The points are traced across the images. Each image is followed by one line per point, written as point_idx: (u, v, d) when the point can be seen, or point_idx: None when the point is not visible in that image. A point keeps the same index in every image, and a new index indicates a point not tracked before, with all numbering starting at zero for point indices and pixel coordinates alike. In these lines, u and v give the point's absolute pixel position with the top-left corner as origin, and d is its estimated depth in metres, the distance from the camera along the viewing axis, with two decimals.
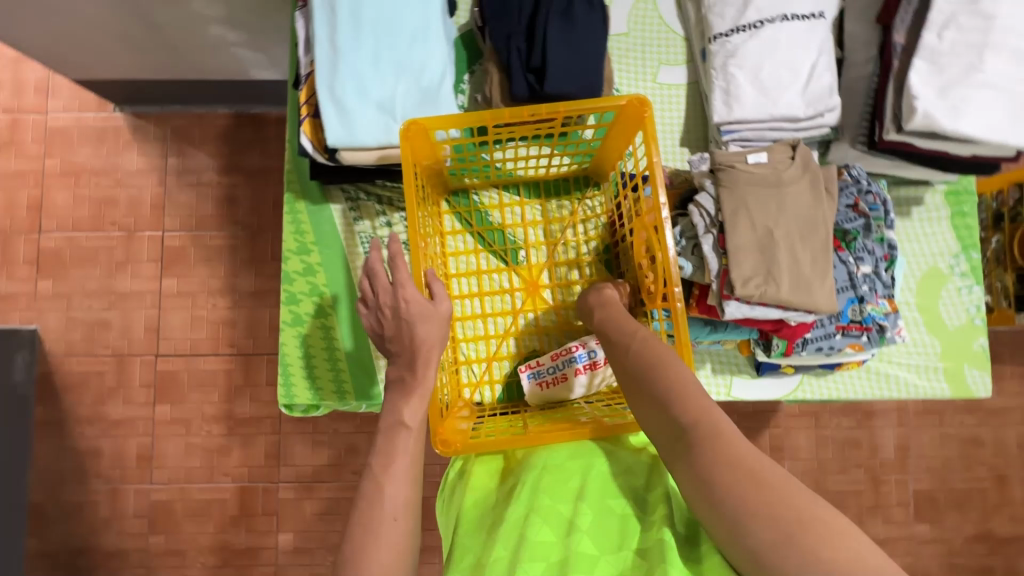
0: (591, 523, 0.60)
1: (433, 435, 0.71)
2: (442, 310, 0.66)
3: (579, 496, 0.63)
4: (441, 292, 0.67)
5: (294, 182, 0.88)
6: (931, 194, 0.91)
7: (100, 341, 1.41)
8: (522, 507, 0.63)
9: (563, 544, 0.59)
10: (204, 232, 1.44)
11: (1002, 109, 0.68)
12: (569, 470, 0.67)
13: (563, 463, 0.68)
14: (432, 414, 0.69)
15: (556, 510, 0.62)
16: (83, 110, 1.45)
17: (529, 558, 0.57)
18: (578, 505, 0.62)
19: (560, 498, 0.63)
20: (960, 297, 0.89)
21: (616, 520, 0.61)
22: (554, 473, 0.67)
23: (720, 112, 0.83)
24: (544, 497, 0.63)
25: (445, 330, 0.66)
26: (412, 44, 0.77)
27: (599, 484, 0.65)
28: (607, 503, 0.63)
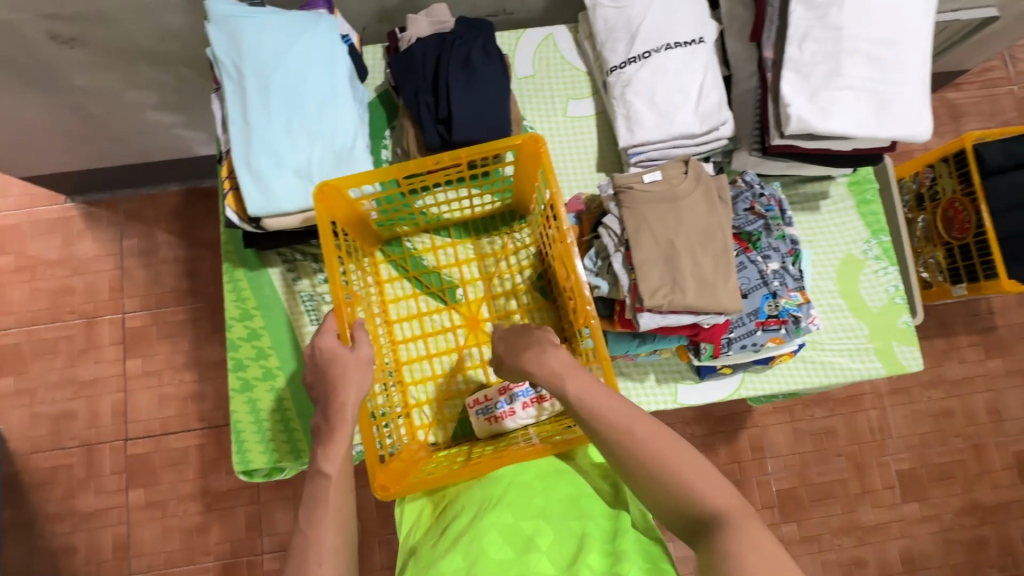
0: (552, 541, 0.61)
1: (370, 482, 0.69)
2: (361, 355, 0.69)
3: (542, 514, 0.64)
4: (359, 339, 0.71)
5: (231, 251, 0.91)
6: (835, 187, 0.97)
7: (66, 433, 1.39)
8: (484, 520, 0.64)
9: (520, 564, 0.59)
10: (165, 309, 1.44)
11: (867, 106, 0.74)
12: (535, 489, 0.68)
13: (529, 480, 0.70)
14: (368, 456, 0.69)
15: (517, 527, 0.63)
16: (35, 205, 1.47)
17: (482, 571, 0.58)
18: (539, 522, 0.63)
19: (522, 515, 0.64)
20: (878, 279, 0.95)
21: (575, 539, 0.61)
22: (519, 489, 0.68)
23: (625, 137, 0.88)
24: (507, 513, 0.64)
25: (369, 373, 0.69)
26: (322, 111, 0.82)
27: (563, 503, 0.66)
28: (569, 522, 0.63)
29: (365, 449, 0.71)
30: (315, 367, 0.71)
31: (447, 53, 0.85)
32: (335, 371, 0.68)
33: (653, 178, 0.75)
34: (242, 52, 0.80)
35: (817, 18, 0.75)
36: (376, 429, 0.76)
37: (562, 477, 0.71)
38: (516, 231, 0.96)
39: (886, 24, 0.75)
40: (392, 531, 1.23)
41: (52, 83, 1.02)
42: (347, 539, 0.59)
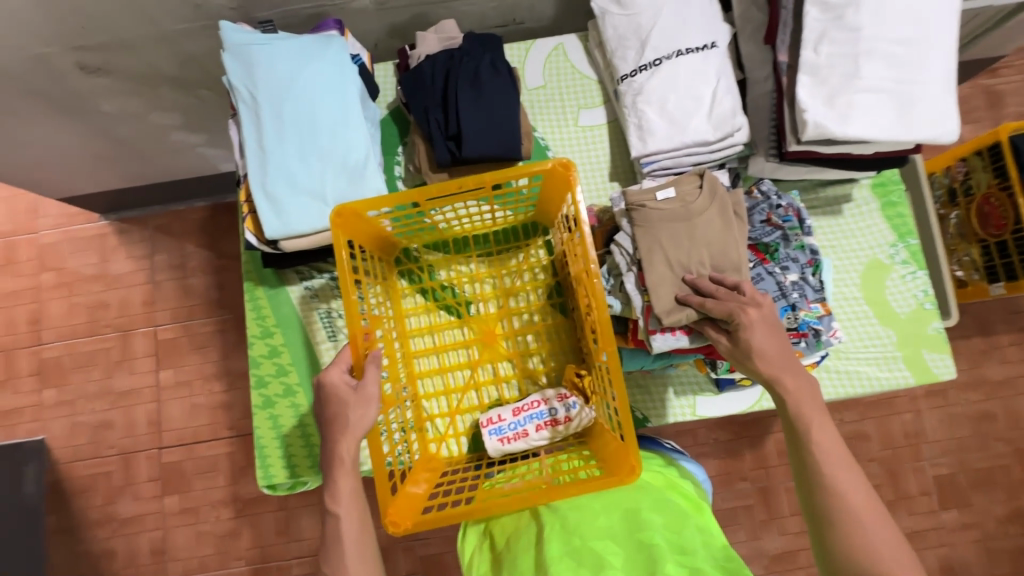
0: (624, 559, 0.65)
1: (382, 517, 0.67)
2: (367, 392, 0.70)
3: (609, 535, 0.68)
4: (366, 378, 0.71)
5: (251, 270, 0.93)
6: (858, 189, 0.93)
7: (105, 442, 1.45)
8: (551, 544, 0.67)
9: None
10: (194, 321, 1.49)
11: (888, 109, 0.72)
12: (596, 509, 0.72)
13: (591, 503, 0.73)
14: (379, 491, 0.68)
15: (588, 548, 0.66)
16: (71, 223, 1.54)
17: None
18: (605, 541, 0.67)
19: (590, 535, 0.68)
20: (906, 284, 0.91)
21: (644, 552, 0.64)
22: (581, 512, 0.72)
23: (637, 146, 0.87)
24: (567, 534, 0.68)
25: (376, 408, 0.70)
26: (335, 134, 0.84)
27: (626, 523, 0.70)
28: (634, 537, 0.67)
29: (376, 475, 0.70)
30: (319, 399, 0.72)
31: (456, 70, 0.85)
32: (336, 408, 0.70)
33: (666, 196, 0.74)
34: (255, 80, 0.82)
35: (833, 20, 0.73)
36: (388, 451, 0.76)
37: (619, 496, 0.74)
38: (535, 246, 0.94)
39: (907, 23, 0.72)
40: (416, 538, 1.25)
41: (81, 110, 1.06)
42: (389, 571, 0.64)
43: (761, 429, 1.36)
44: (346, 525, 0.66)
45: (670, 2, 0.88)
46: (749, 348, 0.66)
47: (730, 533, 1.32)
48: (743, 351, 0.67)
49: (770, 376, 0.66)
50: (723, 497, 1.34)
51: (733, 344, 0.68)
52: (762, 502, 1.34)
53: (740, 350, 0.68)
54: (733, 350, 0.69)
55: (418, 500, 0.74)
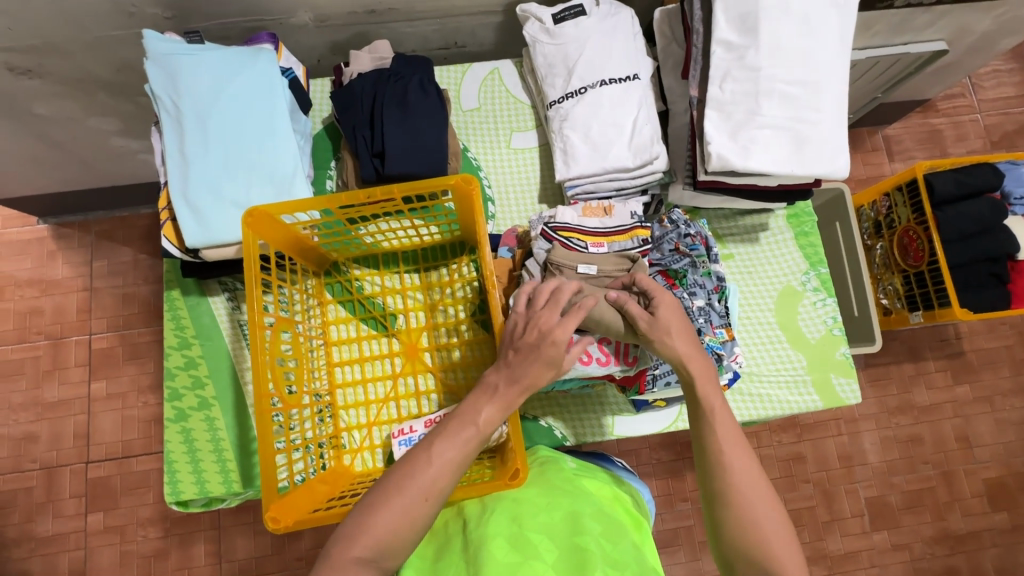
0: (558, 557, 0.58)
1: (262, 512, 0.67)
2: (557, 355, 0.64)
3: (545, 532, 0.61)
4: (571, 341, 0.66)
5: (172, 279, 0.92)
6: (775, 220, 0.98)
7: (27, 456, 1.38)
8: (489, 531, 0.62)
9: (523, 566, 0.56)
10: (132, 330, 1.44)
11: (786, 144, 0.76)
12: (539, 504, 0.66)
13: (533, 499, 0.67)
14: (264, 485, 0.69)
15: (524, 537, 0.60)
16: (7, 225, 1.49)
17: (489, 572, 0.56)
18: (545, 535, 0.61)
19: (528, 526, 0.62)
20: (817, 311, 0.95)
21: (577, 555, 0.57)
22: (523, 505, 0.66)
23: (561, 170, 0.90)
24: (507, 522, 0.63)
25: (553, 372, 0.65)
26: (261, 143, 0.82)
27: (567, 521, 0.62)
28: (570, 538, 0.60)
29: (264, 482, 0.70)
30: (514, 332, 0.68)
31: (384, 90, 0.87)
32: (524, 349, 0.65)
33: (587, 271, 0.76)
34: (179, 88, 0.80)
35: (736, 59, 0.77)
36: (286, 459, 0.75)
37: (567, 495, 0.67)
38: (464, 262, 0.95)
39: (803, 65, 0.77)
40: None
41: (13, 112, 1.03)
42: (455, 479, 0.59)
43: None
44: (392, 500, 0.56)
45: (595, 34, 0.91)
46: (666, 321, 0.68)
47: (670, 554, 1.32)
48: (658, 325, 0.68)
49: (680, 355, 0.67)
50: (665, 518, 1.34)
51: (651, 318, 0.68)
52: (702, 523, 1.34)
53: (658, 325, 0.68)
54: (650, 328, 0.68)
55: (316, 499, 0.74)
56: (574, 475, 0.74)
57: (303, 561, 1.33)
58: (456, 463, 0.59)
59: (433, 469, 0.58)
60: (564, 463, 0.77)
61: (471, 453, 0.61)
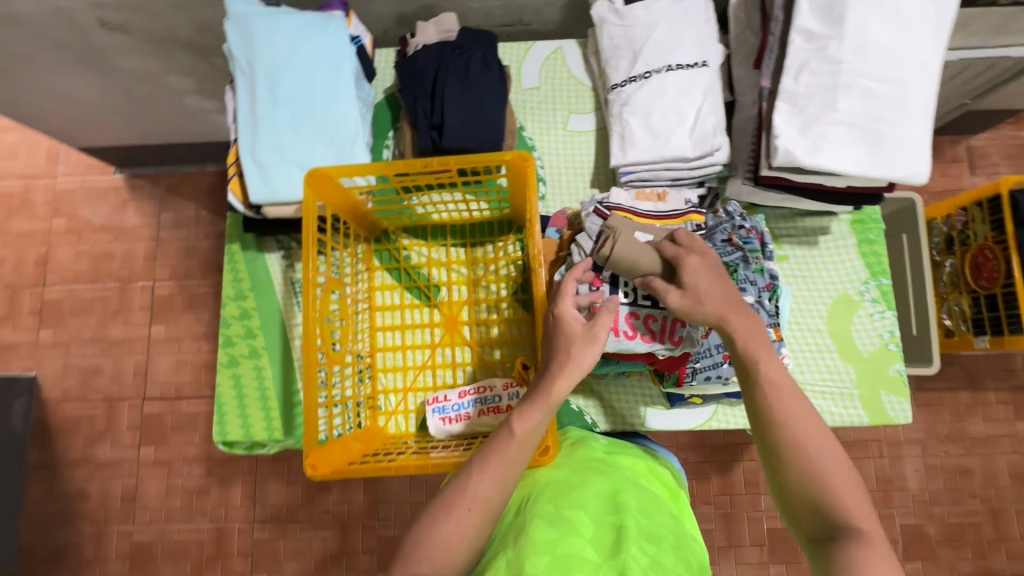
0: (594, 532, 0.60)
1: (302, 459, 0.70)
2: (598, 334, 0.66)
3: (581, 507, 0.63)
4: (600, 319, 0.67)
5: (233, 233, 0.96)
6: (837, 224, 0.93)
7: (92, 387, 1.50)
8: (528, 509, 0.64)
9: (561, 544, 0.58)
10: (191, 281, 1.53)
11: (861, 144, 0.73)
12: (575, 483, 0.67)
13: (566, 477, 0.69)
14: (305, 435, 0.72)
15: (560, 515, 0.62)
16: (88, 173, 1.60)
17: (530, 550, 0.57)
18: (581, 512, 0.63)
19: (564, 504, 0.63)
20: (873, 323, 0.90)
21: (614, 532, 0.59)
22: (558, 487, 0.67)
23: (616, 155, 0.88)
24: (544, 501, 0.65)
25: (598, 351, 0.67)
26: (326, 108, 0.84)
27: (602, 499, 0.65)
28: (607, 516, 0.62)
29: (306, 431, 0.74)
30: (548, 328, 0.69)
31: (447, 63, 0.87)
32: (559, 345, 0.66)
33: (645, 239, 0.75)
34: (254, 49, 0.83)
35: (816, 50, 0.73)
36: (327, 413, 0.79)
37: (599, 475, 0.69)
38: (510, 241, 0.96)
39: (888, 61, 0.72)
40: (376, 519, 1.38)
41: (101, 65, 1.09)
42: (500, 491, 0.60)
43: (730, 455, 1.33)
44: (443, 513, 0.59)
45: (666, 18, 0.88)
46: (697, 288, 0.67)
47: None
48: (693, 293, 0.67)
49: (720, 315, 0.66)
50: None
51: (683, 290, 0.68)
52: (724, 528, 1.31)
53: (689, 295, 0.67)
54: (683, 297, 0.67)
55: (351, 454, 0.78)
56: (605, 452, 0.76)
57: (330, 514, 1.40)
58: (501, 477, 0.61)
59: (473, 486, 0.60)
60: (595, 442, 0.78)
61: (514, 461, 0.62)
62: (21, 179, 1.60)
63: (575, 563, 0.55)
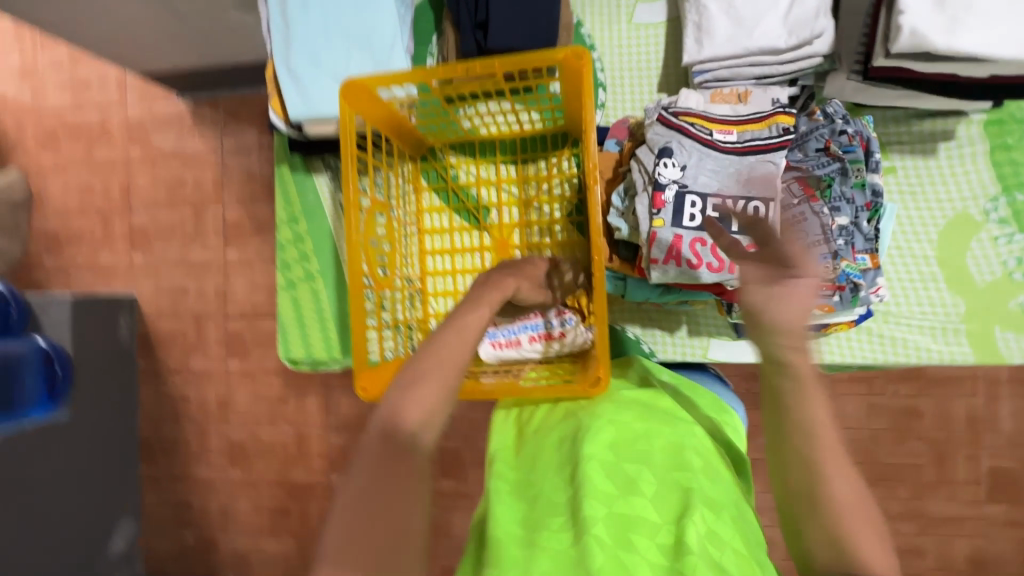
0: (658, 491, 0.53)
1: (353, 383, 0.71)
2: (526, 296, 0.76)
3: (644, 459, 0.56)
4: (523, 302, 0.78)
5: (281, 155, 0.94)
6: (965, 126, 0.76)
7: (182, 305, 1.63)
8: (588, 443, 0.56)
9: (623, 501, 0.51)
10: (257, 206, 1.58)
11: (1016, 17, 0.57)
12: (637, 428, 0.59)
13: (629, 420, 0.60)
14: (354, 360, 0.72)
15: (621, 463, 0.55)
16: (154, 100, 1.63)
17: (591, 498, 0.51)
18: (643, 465, 0.55)
19: (626, 455, 0.56)
20: (995, 248, 0.76)
21: (678, 495, 0.52)
22: (620, 429, 0.58)
23: (690, 51, 0.75)
24: (605, 441, 0.57)
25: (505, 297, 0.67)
26: (361, 10, 0.76)
27: (669, 451, 0.57)
28: (672, 474, 0.54)
29: (356, 353, 0.74)
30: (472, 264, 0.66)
31: None
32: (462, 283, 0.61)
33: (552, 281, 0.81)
34: None
35: None
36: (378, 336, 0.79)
37: (662, 420, 0.61)
38: (564, 156, 0.87)
39: None
40: None
41: None
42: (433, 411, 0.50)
43: None
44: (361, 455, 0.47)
45: None
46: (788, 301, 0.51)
47: None
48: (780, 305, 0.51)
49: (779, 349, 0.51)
50: None
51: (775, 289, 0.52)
52: None
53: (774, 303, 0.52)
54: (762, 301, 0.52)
55: None
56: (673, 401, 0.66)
57: None
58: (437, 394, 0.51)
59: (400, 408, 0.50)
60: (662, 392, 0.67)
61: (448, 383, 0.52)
62: (97, 108, 1.66)
63: (634, 526, 0.49)
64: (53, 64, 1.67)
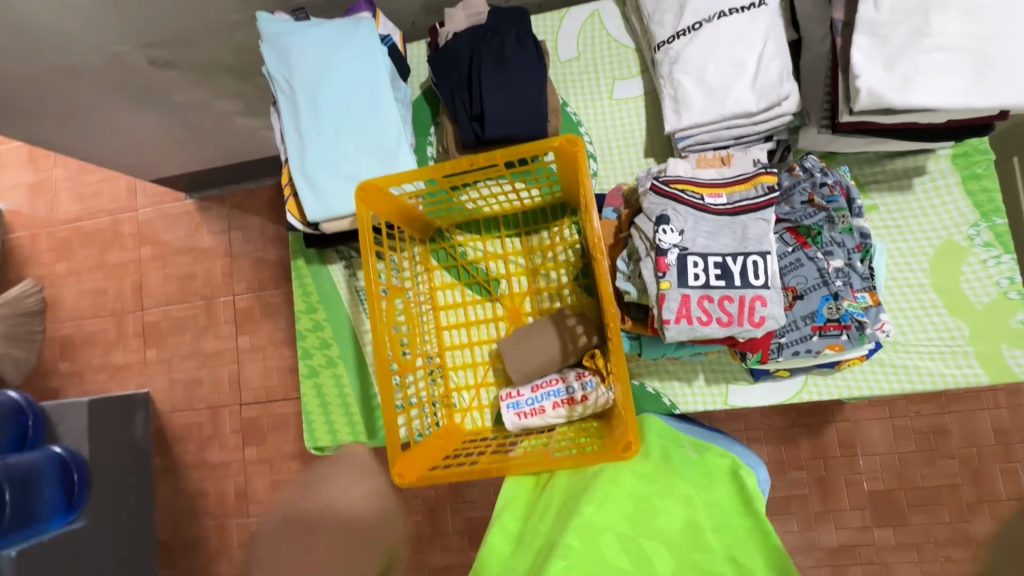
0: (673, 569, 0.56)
1: (388, 469, 0.73)
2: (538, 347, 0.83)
3: (660, 538, 0.60)
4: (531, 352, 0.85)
5: (296, 250, 0.99)
6: (934, 161, 0.82)
7: (196, 397, 1.64)
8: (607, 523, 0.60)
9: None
10: (266, 292, 1.62)
11: (965, 69, 0.62)
12: (661, 508, 0.64)
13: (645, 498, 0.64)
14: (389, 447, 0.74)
15: (637, 543, 0.59)
16: (163, 202, 1.72)
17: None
18: (659, 544, 0.59)
19: (642, 534, 0.60)
20: (986, 270, 0.80)
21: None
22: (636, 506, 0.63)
23: (670, 121, 0.81)
24: (624, 520, 0.61)
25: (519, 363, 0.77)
26: (367, 116, 0.83)
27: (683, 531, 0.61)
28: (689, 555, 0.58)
29: (388, 438, 0.76)
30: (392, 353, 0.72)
31: (482, 52, 0.84)
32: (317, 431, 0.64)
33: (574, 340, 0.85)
34: (292, 68, 0.83)
35: None
36: (406, 416, 0.81)
37: (675, 494, 0.65)
38: (565, 225, 0.92)
39: None
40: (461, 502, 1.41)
41: (157, 102, 1.16)
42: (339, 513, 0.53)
43: (822, 418, 1.21)
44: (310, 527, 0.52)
45: None
46: None
47: (781, 522, 1.20)
48: None
49: None
50: (774, 485, 1.21)
51: None
52: (820, 493, 1.19)
53: None
54: None
55: (432, 456, 0.80)
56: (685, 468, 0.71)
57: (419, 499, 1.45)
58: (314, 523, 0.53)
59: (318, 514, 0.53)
60: (679, 461, 0.72)
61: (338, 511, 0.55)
62: (109, 215, 1.74)
63: None
64: (66, 179, 1.77)
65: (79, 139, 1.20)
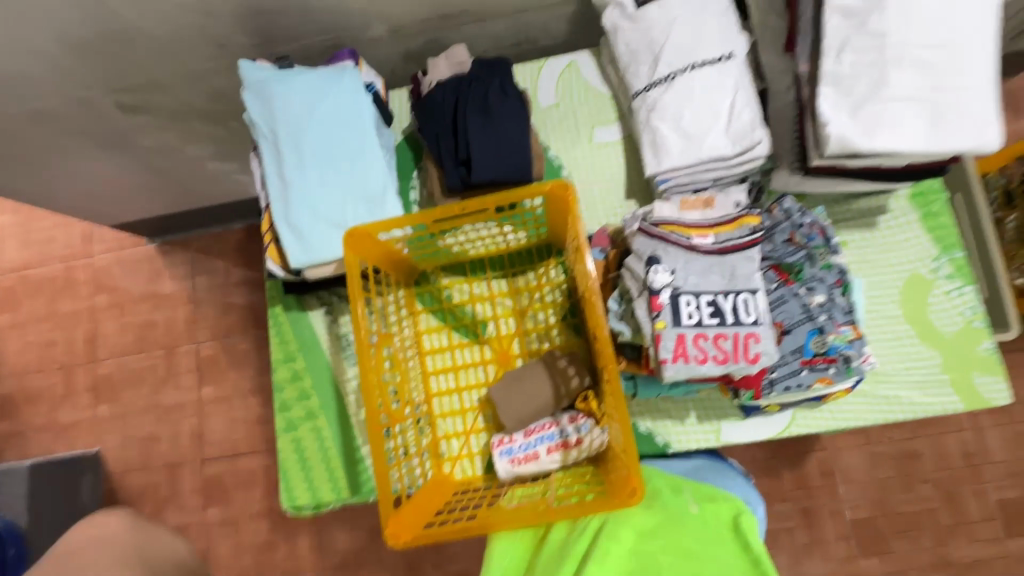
0: None
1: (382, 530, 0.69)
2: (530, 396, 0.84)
3: None
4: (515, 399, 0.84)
5: (274, 296, 0.96)
6: (895, 200, 0.87)
7: (153, 455, 1.52)
8: None
9: None
10: (233, 339, 1.55)
11: (921, 118, 0.67)
12: (665, 566, 0.64)
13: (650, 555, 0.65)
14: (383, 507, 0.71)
15: None
16: (123, 247, 1.64)
17: None
18: None
19: None
20: (951, 301, 0.84)
21: None
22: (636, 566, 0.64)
23: (651, 164, 0.84)
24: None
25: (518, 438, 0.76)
26: (350, 161, 0.83)
27: None
28: None
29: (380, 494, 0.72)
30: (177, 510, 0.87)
31: (466, 99, 0.86)
32: None
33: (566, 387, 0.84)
34: (276, 116, 0.82)
35: (854, 26, 0.69)
36: (395, 468, 0.78)
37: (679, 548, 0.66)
38: (551, 266, 0.93)
39: (934, 24, 0.67)
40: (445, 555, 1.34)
41: (123, 145, 1.12)
42: None
43: (803, 447, 1.21)
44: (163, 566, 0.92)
45: (682, 17, 0.84)
46: None
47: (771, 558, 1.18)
48: None
49: None
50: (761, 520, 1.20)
51: None
52: (804, 525, 1.19)
53: None
54: None
55: (424, 513, 0.76)
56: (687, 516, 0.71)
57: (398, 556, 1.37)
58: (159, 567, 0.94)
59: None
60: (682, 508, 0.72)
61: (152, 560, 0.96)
62: (61, 261, 1.65)
63: None
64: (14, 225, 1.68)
65: (32, 182, 1.14)
